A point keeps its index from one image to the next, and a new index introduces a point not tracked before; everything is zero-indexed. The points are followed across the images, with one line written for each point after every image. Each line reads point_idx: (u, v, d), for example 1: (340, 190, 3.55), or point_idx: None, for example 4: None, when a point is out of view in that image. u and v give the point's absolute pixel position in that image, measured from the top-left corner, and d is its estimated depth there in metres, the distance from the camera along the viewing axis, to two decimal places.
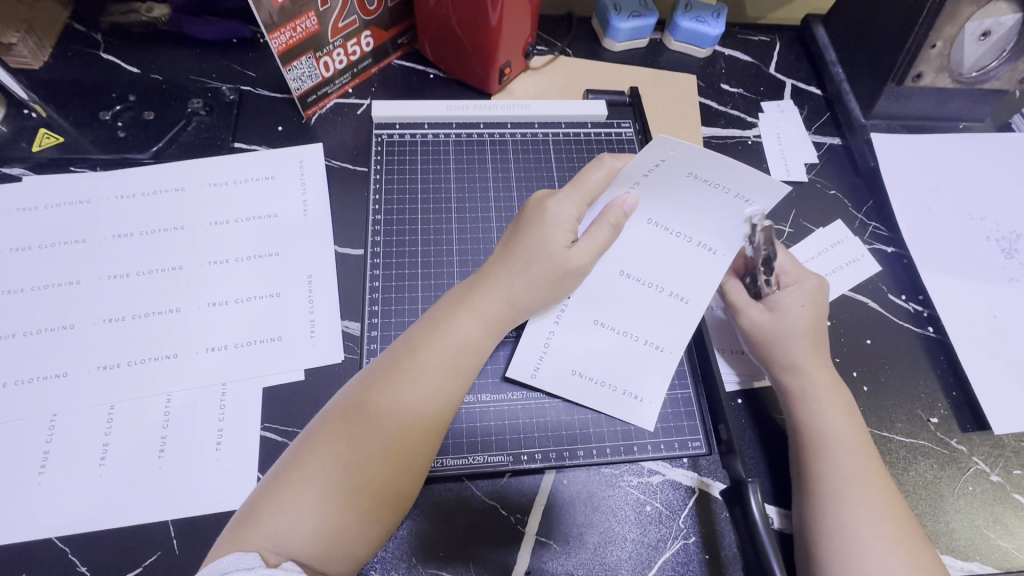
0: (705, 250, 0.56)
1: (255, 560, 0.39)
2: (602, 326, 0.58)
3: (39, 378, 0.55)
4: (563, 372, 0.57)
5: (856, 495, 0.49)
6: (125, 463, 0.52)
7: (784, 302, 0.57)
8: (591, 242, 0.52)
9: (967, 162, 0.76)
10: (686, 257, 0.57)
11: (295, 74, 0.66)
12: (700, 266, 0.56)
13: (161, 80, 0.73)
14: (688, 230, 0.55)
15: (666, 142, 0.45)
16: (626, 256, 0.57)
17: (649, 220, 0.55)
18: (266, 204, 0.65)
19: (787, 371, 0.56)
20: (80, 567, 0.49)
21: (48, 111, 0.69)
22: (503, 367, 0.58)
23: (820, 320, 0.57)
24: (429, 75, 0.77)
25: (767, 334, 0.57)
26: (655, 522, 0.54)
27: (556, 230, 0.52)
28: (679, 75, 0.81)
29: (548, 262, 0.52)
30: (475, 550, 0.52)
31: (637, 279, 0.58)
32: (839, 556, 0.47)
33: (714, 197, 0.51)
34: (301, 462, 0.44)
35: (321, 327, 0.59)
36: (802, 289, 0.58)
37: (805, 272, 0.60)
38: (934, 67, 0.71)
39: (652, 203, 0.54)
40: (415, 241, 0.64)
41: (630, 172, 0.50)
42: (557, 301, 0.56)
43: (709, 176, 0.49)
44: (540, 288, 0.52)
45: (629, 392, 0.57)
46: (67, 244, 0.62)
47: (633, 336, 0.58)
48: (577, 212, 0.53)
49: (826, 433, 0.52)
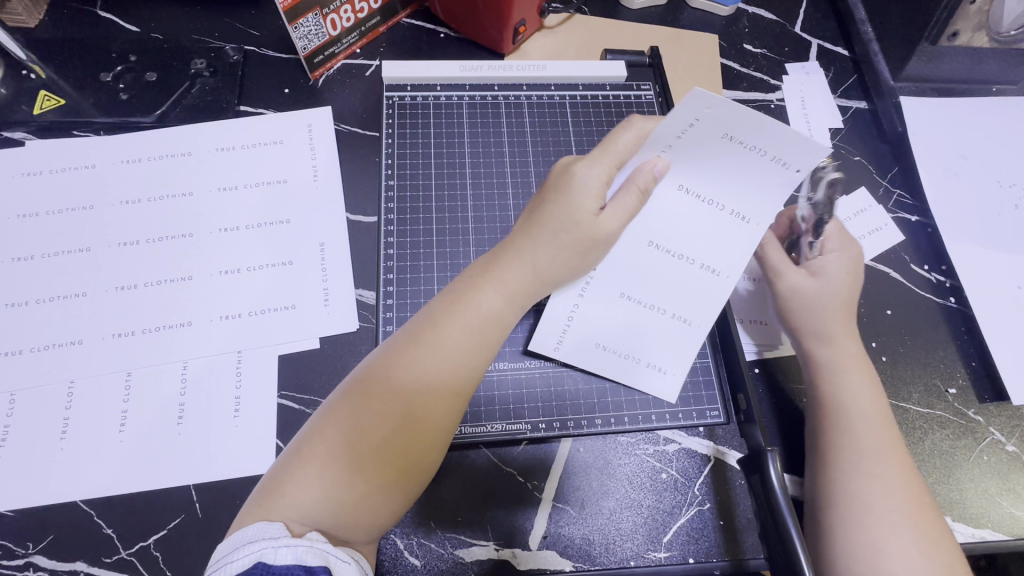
0: (737, 219, 0.54)
1: (281, 530, 0.40)
2: (627, 299, 0.56)
3: (55, 345, 0.55)
4: (586, 344, 0.56)
5: (871, 467, 0.49)
6: (144, 430, 0.52)
7: (826, 268, 0.56)
8: (619, 210, 0.51)
9: (999, 127, 0.73)
10: (716, 227, 0.55)
11: (301, 32, 0.64)
12: (731, 237, 0.55)
13: (161, 38, 0.70)
14: (721, 198, 0.53)
15: (702, 98, 0.43)
16: (656, 226, 0.55)
17: (679, 185, 0.53)
18: (276, 169, 0.64)
19: (813, 341, 0.55)
20: (105, 529, 0.50)
21: (47, 72, 0.67)
22: (524, 342, 0.58)
23: (855, 291, 0.57)
24: (439, 35, 0.74)
25: (802, 298, 0.56)
26: (670, 489, 0.54)
27: (584, 198, 0.50)
28: (700, 35, 0.77)
29: (574, 231, 0.50)
30: (493, 514, 0.53)
31: (666, 251, 0.56)
32: (848, 525, 0.47)
33: (749, 161, 0.49)
34: (324, 432, 0.44)
35: (335, 295, 0.59)
36: (842, 257, 0.57)
37: (850, 240, 0.58)
38: (972, 24, 0.68)
39: (685, 167, 0.52)
40: (429, 207, 0.63)
41: (662, 132, 0.48)
42: (581, 273, 0.54)
43: (746, 137, 0.47)
44: (566, 260, 0.51)
45: (652, 363, 0.57)
46: (74, 210, 0.60)
47: (659, 309, 0.56)
48: (606, 176, 0.51)
49: (846, 406, 0.52)
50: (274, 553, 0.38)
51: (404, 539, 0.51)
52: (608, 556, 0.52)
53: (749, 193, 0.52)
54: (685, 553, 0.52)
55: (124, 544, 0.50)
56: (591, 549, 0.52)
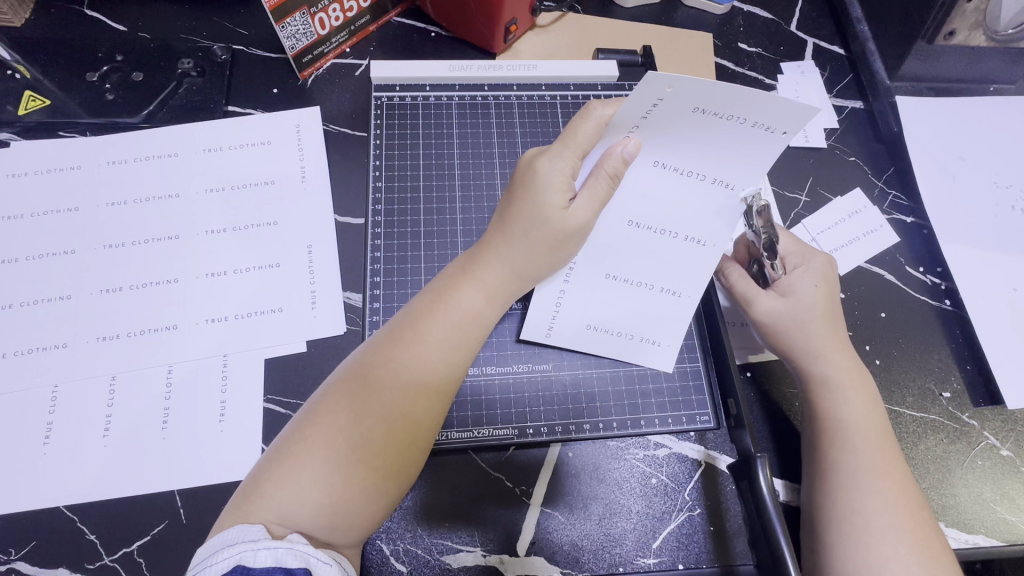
0: (722, 187, 0.49)
1: (261, 531, 0.39)
2: (614, 279, 0.55)
3: (39, 349, 0.54)
4: (578, 325, 0.56)
5: (871, 485, 0.48)
6: (128, 435, 0.52)
7: (797, 287, 0.55)
8: (590, 200, 0.48)
9: (997, 127, 0.72)
10: (698, 198, 0.50)
11: (288, 32, 0.63)
12: (714, 206, 0.50)
13: (148, 38, 0.69)
14: (701, 167, 0.48)
15: (661, 78, 0.39)
16: (635, 204, 0.51)
17: (656, 162, 0.48)
18: (264, 170, 0.63)
19: (805, 358, 0.54)
20: (89, 535, 0.49)
21: (33, 73, 0.66)
22: (517, 332, 0.58)
23: (832, 300, 0.56)
24: (430, 34, 0.73)
25: (783, 322, 0.55)
26: (660, 494, 0.54)
27: (550, 191, 0.48)
28: (694, 34, 0.76)
29: (546, 226, 0.48)
30: (482, 519, 0.52)
31: (649, 228, 0.52)
32: (847, 543, 0.47)
33: (727, 127, 0.44)
34: (302, 436, 0.43)
35: (322, 298, 0.58)
36: (810, 272, 0.56)
37: (811, 250, 0.58)
38: (969, 24, 0.67)
39: (657, 142, 0.46)
40: (418, 209, 0.62)
41: (624, 116, 0.43)
42: (564, 266, 0.53)
43: (719, 108, 0.42)
44: (542, 255, 0.50)
45: (646, 338, 0.57)
46: (60, 212, 0.60)
47: (649, 286, 0.55)
48: (571, 167, 0.48)
49: (846, 419, 0.51)
50: (253, 555, 0.38)
51: (390, 545, 0.51)
52: (597, 562, 0.51)
53: (732, 156, 0.46)
54: (674, 558, 0.52)
55: (107, 550, 0.49)
56: (580, 556, 0.52)
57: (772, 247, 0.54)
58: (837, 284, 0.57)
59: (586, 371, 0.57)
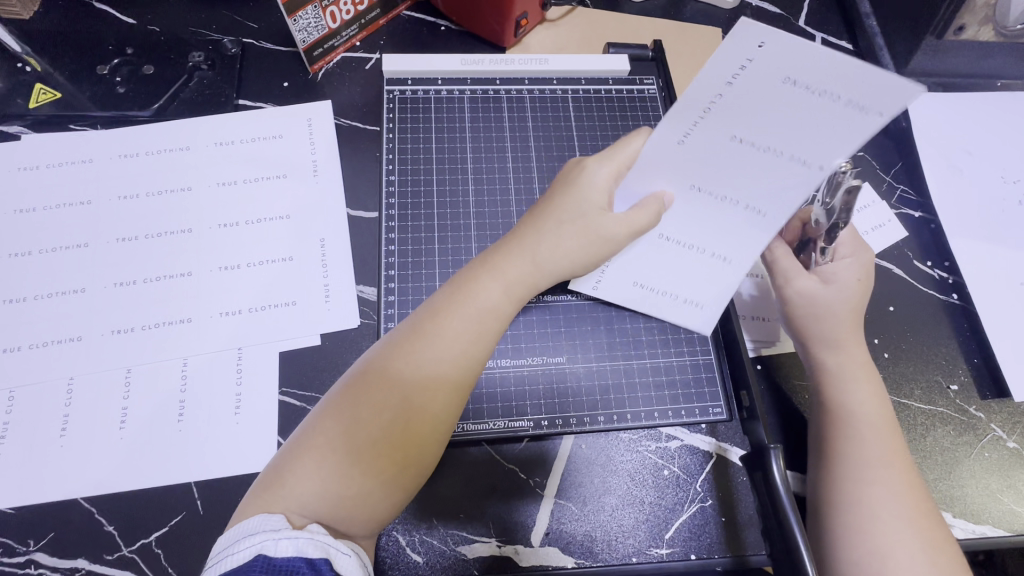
0: (798, 164, 0.42)
1: (281, 522, 0.40)
2: (667, 239, 0.53)
3: (54, 342, 0.54)
4: (625, 282, 0.57)
5: (875, 475, 0.49)
6: (144, 427, 0.52)
7: (840, 275, 0.55)
8: (630, 219, 0.50)
9: (1005, 122, 0.72)
10: (771, 174, 0.44)
11: (300, 25, 0.63)
12: (787, 182, 0.44)
13: (158, 31, 0.69)
14: (782, 143, 0.41)
15: (749, 30, 0.35)
16: (698, 173, 0.47)
17: (732, 137, 0.42)
18: (276, 164, 0.63)
19: (818, 350, 0.55)
20: (107, 527, 0.50)
21: (42, 65, 0.66)
22: (534, 327, 0.58)
23: (864, 297, 0.56)
24: (440, 27, 0.73)
25: (813, 305, 0.55)
26: (672, 486, 0.54)
27: (594, 196, 0.51)
28: (703, 28, 0.77)
29: (580, 224, 0.50)
30: (497, 510, 0.53)
31: (710, 194, 0.48)
32: (851, 532, 0.47)
33: (812, 100, 0.38)
34: (323, 424, 0.44)
35: (336, 291, 0.58)
36: (856, 264, 0.56)
37: (863, 245, 0.57)
38: (978, 19, 0.68)
39: (734, 113, 0.40)
40: (431, 203, 0.62)
41: (703, 84, 0.39)
42: (590, 266, 0.53)
43: (811, 78, 0.36)
44: (567, 253, 0.50)
45: (692, 300, 0.56)
46: (72, 206, 0.60)
47: (699, 249, 0.53)
48: (614, 175, 0.51)
49: (851, 412, 0.52)
50: (275, 545, 0.38)
51: (406, 536, 0.51)
52: (610, 553, 0.52)
53: (814, 135, 0.40)
54: (687, 549, 0.52)
55: (125, 541, 0.49)
56: (593, 546, 0.52)
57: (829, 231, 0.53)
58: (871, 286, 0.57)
59: (601, 364, 0.58)
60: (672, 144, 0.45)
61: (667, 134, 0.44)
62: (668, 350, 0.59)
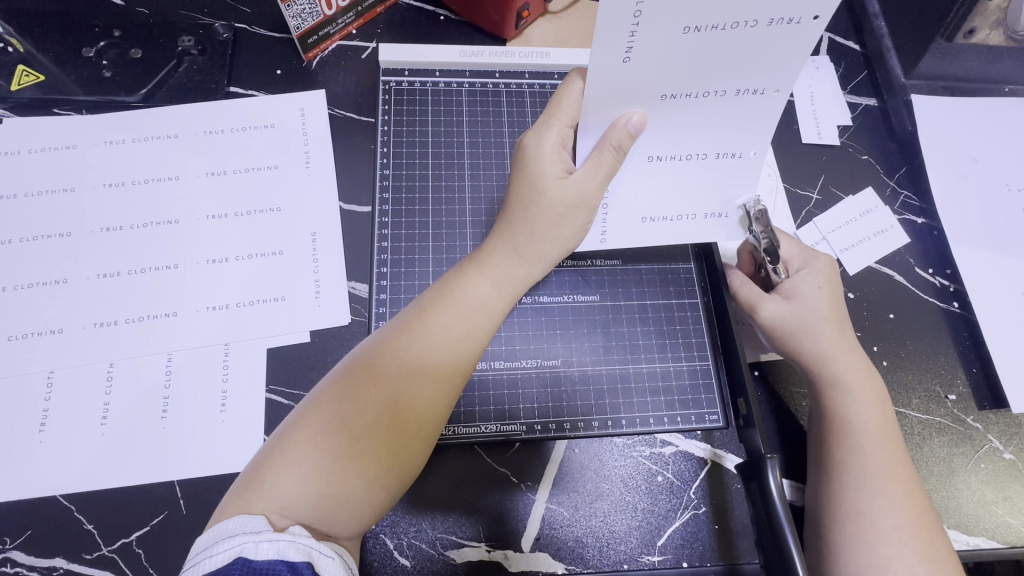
0: (785, 25, 0.38)
1: (262, 523, 0.38)
2: (658, 160, 0.47)
3: (35, 334, 0.53)
4: (632, 221, 0.52)
5: (877, 485, 0.48)
6: (126, 422, 0.51)
7: (801, 290, 0.55)
8: (590, 170, 0.44)
9: (1011, 127, 0.71)
10: (751, 49, 0.39)
11: (294, 11, 0.61)
12: (778, 50, 0.39)
13: (147, 13, 0.67)
14: (753, 11, 0.36)
15: None
16: (666, 80, 0.40)
17: (686, 29, 0.37)
18: (267, 154, 0.61)
19: (815, 365, 0.53)
20: (86, 525, 0.48)
21: (26, 46, 0.64)
22: (530, 328, 0.57)
23: (838, 301, 0.56)
24: (439, 17, 0.70)
25: (789, 329, 0.54)
26: (666, 492, 0.53)
27: (545, 164, 0.47)
28: None
29: (549, 201, 0.47)
30: (487, 514, 0.52)
31: (687, 96, 0.42)
32: (853, 543, 0.47)
33: None
34: (307, 422, 0.43)
35: (326, 287, 0.57)
36: (812, 275, 0.56)
37: (811, 253, 0.58)
38: (990, 22, 0.67)
39: (674, 5, 0.35)
40: (426, 199, 0.61)
41: None
42: (573, 242, 0.50)
43: None
44: (554, 238, 0.49)
45: (713, 214, 0.52)
46: (55, 193, 0.58)
47: (703, 155, 0.48)
48: (561, 138, 0.47)
49: (856, 422, 0.51)
50: (255, 547, 0.37)
51: (394, 539, 0.50)
52: (601, 559, 0.51)
53: (795, 43, 0.39)
54: (679, 556, 0.52)
55: (105, 540, 0.48)
56: (584, 551, 0.51)
57: (772, 251, 0.54)
58: (839, 289, 0.57)
59: (597, 367, 0.57)
60: (617, 66, 0.39)
61: (607, 55, 0.38)
62: (665, 355, 0.58)
